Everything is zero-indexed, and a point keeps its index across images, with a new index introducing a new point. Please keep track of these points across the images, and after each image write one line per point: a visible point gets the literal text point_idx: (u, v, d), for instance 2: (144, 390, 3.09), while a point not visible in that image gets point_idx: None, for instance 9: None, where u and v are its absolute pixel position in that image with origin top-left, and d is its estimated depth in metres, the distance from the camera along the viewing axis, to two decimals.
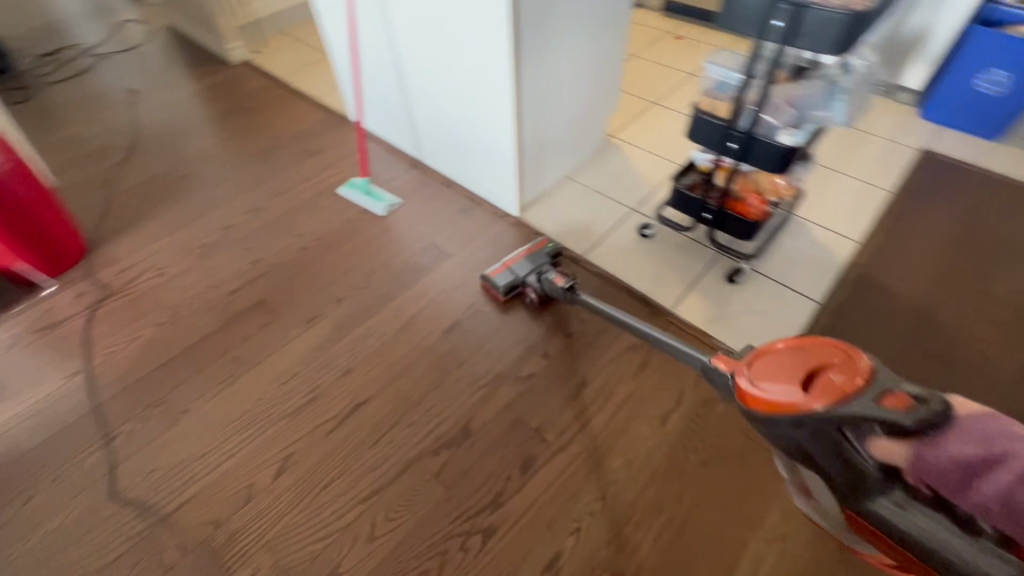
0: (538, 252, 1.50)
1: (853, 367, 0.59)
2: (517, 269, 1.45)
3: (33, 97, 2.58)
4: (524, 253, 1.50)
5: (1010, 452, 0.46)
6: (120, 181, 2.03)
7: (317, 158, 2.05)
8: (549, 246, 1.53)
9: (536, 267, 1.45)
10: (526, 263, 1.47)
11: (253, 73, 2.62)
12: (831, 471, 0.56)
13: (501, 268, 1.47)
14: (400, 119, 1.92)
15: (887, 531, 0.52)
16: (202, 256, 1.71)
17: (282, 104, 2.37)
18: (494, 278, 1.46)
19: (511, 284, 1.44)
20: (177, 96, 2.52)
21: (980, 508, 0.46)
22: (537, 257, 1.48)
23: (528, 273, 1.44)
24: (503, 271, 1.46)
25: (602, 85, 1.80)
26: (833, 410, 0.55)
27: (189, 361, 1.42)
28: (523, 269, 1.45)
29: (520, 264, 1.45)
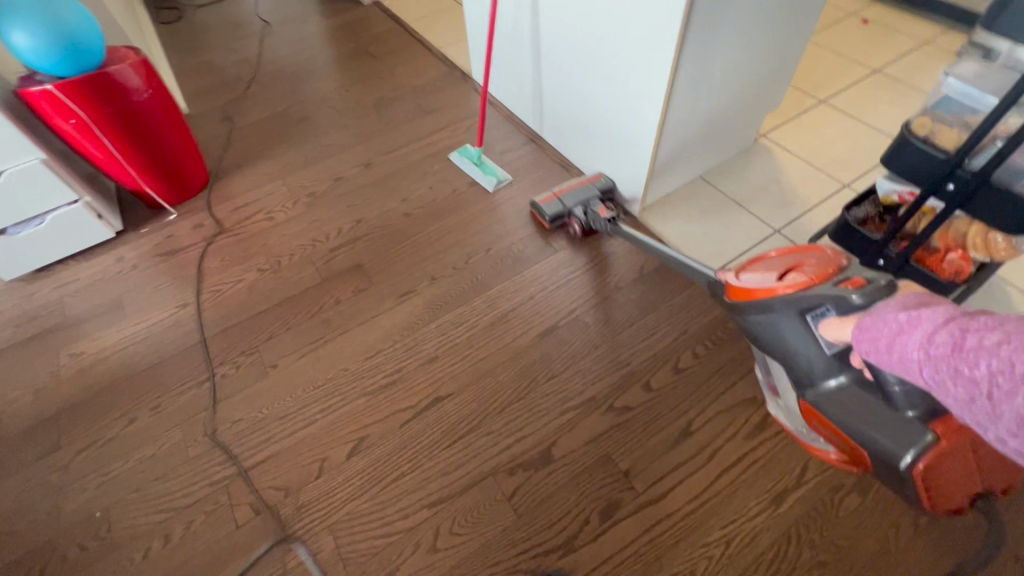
0: (590, 184, 1.53)
1: (823, 264, 0.84)
2: (566, 200, 1.48)
3: (182, 18, 2.69)
4: (577, 185, 1.52)
5: (925, 311, 0.58)
6: (245, 115, 2.07)
7: (433, 117, 1.96)
8: (602, 182, 1.55)
9: (585, 201, 1.47)
10: (577, 195, 1.49)
11: (381, 16, 2.55)
12: (801, 348, 0.80)
13: (551, 196, 1.50)
14: (526, 83, 1.75)
15: (827, 398, 0.75)
16: (309, 205, 1.70)
17: (405, 53, 2.28)
18: (543, 206, 1.48)
19: (558, 213, 1.46)
20: (307, 31, 2.52)
21: (908, 358, 0.57)
22: (587, 190, 1.51)
23: (576, 205, 1.47)
24: (554, 201, 1.48)
25: (770, 77, 1.52)
26: (797, 293, 0.80)
27: (284, 314, 1.42)
28: (573, 201, 1.48)
29: (569, 195, 1.48)
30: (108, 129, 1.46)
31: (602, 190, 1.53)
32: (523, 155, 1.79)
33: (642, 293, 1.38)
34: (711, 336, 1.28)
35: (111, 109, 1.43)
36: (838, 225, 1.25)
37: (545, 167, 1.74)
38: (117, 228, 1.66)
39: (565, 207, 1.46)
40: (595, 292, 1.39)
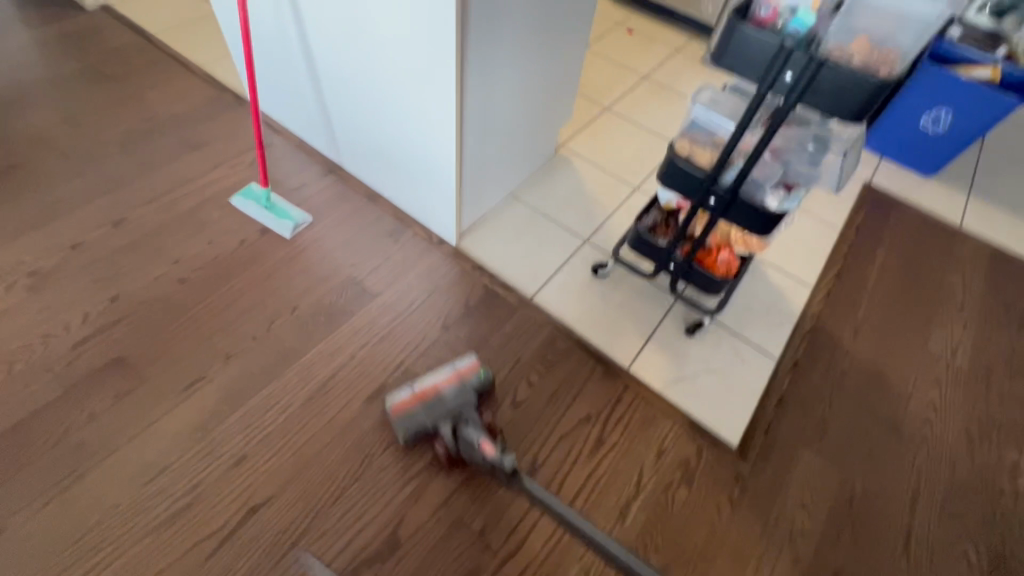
0: (465, 380, 1.14)
1: None
2: (428, 412, 1.10)
3: None
4: (448, 383, 1.13)
5: None
6: None
7: (203, 152, 1.63)
8: (479, 376, 1.15)
9: (454, 414, 1.10)
10: (446, 403, 1.11)
11: (113, 24, 2.05)
12: None
13: (408, 402, 1.11)
14: (308, 106, 1.54)
15: None
16: (32, 288, 1.29)
17: (153, 73, 1.87)
18: (396, 416, 1.09)
19: (417, 432, 1.09)
20: (0, 45, 1.91)
21: None
22: (461, 390, 1.13)
23: (441, 421, 1.09)
24: (412, 410, 1.10)
25: (557, 92, 1.56)
26: None
27: (9, 450, 1.05)
28: (436, 416, 1.09)
29: (434, 405, 1.10)
30: None
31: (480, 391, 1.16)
32: (322, 188, 1.60)
33: (470, 329, 1.32)
34: (543, 361, 1.28)
35: None
36: (634, 234, 1.34)
37: (349, 200, 1.57)
38: None
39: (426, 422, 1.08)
40: (422, 338, 1.29)
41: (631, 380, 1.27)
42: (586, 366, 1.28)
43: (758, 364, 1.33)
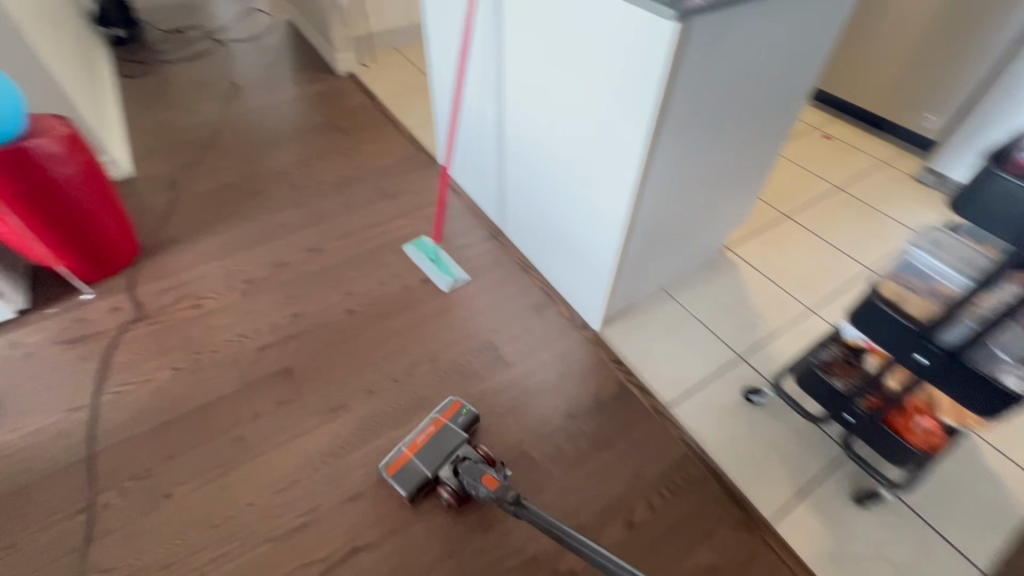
0: (447, 421, 1.16)
1: None
2: (421, 463, 1.10)
3: (147, 72, 2.63)
4: (431, 429, 1.15)
5: None
6: (194, 184, 1.95)
7: (392, 202, 1.87)
8: (463, 415, 1.18)
9: (443, 458, 1.10)
10: (435, 448, 1.12)
11: (354, 88, 2.52)
12: None
13: (401, 459, 1.12)
14: (488, 173, 1.67)
15: None
16: (244, 293, 1.56)
17: (373, 130, 2.23)
18: (392, 476, 1.11)
19: (415, 487, 1.09)
20: (276, 98, 2.46)
21: None
22: (447, 431, 1.15)
23: (434, 469, 1.09)
24: (407, 466, 1.11)
25: (734, 197, 1.48)
26: None
27: (192, 428, 1.25)
28: (431, 462, 1.10)
29: (424, 454, 1.12)
30: (17, 207, 1.32)
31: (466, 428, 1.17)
32: (483, 250, 1.71)
33: (596, 424, 1.26)
34: (669, 483, 1.16)
35: (20, 186, 1.30)
36: (803, 368, 1.17)
37: (505, 266, 1.64)
38: (19, 305, 1.47)
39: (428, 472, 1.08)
40: (545, 420, 1.26)
41: (772, 539, 1.08)
42: (718, 505, 1.13)
43: (952, 570, 1.04)
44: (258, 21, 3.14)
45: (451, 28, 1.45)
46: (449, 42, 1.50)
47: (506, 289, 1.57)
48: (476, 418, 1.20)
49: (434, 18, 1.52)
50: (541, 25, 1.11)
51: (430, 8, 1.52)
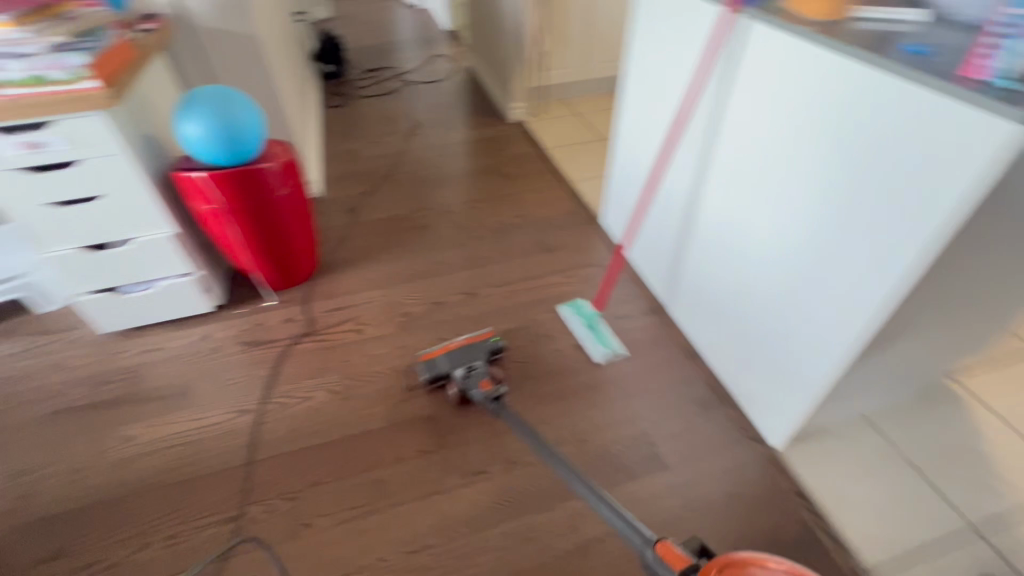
0: (481, 340, 1.41)
1: None
2: (444, 360, 1.36)
3: (345, 104, 2.96)
4: (468, 340, 1.41)
5: None
6: (370, 211, 2.10)
7: (551, 255, 1.82)
8: (492, 341, 1.41)
9: (464, 362, 1.35)
10: (461, 356, 1.37)
11: (522, 136, 2.59)
12: None
13: (434, 352, 1.39)
14: (664, 244, 1.53)
15: None
16: (402, 325, 1.59)
17: (537, 180, 2.25)
18: (421, 362, 1.38)
19: (432, 375, 1.35)
20: (449, 137, 2.61)
21: None
22: (477, 347, 1.40)
23: (453, 367, 1.34)
24: (434, 359, 1.38)
25: (981, 331, 1.19)
26: None
27: (338, 458, 1.26)
28: (451, 362, 1.35)
29: (450, 356, 1.37)
30: (239, 219, 1.49)
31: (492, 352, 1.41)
32: (643, 324, 1.57)
33: None
34: None
35: (246, 201, 1.46)
36: None
37: (667, 347, 1.49)
38: (216, 302, 1.65)
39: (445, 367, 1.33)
40: None
41: None
42: None
43: None
44: (442, 66, 3.42)
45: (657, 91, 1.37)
46: (649, 104, 1.42)
47: (667, 376, 1.42)
48: (503, 350, 1.42)
49: (637, 81, 1.45)
50: (798, 111, 0.99)
51: (633, 69, 1.46)
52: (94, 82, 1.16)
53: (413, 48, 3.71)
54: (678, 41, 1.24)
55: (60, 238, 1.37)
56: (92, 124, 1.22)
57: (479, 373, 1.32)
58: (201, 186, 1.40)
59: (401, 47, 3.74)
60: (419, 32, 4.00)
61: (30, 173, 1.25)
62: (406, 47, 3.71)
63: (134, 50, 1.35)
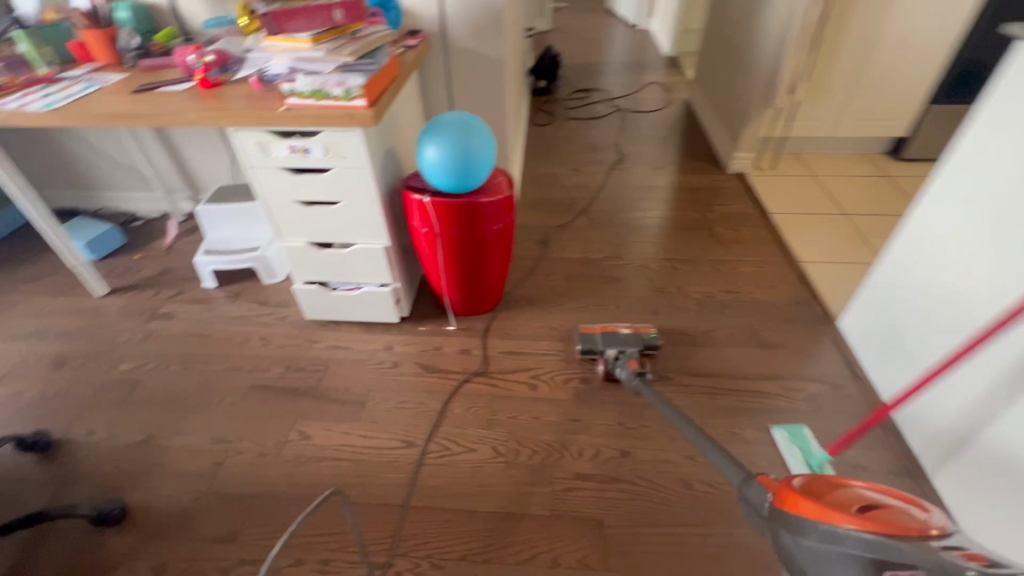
0: (640, 332, 1.49)
1: None
2: (601, 339, 1.47)
3: (550, 123, 2.93)
4: (629, 329, 1.51)
5: None
6: (561, 247, 2.00)
7: (764, 353, 1.53)
8: (652, 336, 1.47)
9: (619, 346, 1.44)
10: (618, 339, 1.47)
11: (740, 192, 2.28)
12: None
13: (594, 329, 1.52)
14: (961, 375, 1.10)
15: None
16: (578, 392, 1.45)
17: (754, 250, 1.94)
18: (579, 333, 1.52)
19: (586, 348, 1.48)
20: (654, 178, 2.40)
21: None
22: (636, 337, 1.48)
23: (607, 346, 1.45)
24: (591, 334, 1.50)
25: None
26: None
27: (493, 536, 1.15)
28: (606, 341, 1.46)
29: (607, 336, 1.47)
30: (446, 246, 1.46)
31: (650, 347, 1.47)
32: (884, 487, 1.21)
33: None
34: None
35: (458, 232, 1.43)
36: None
37: None
38: (403, 313, 1.67)
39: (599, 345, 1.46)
40: None
41: None
42: None
43: None
44: (655, 95, 3.22)
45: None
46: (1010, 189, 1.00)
47: None
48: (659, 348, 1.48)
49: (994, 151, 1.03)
50: None
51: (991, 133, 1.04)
52: (361, 101, 1.18)
53: (626, 71, 3.57)
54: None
55: (295, 231, 1.47)
56: (349, 139, 1.26)
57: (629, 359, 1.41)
58: (423, 210, 1.39)
59: (613, 67, 3.63)
60: (634, 55, 3.85)
61: (289, 173, 1.35)
62: (618, 69, 3.59)
63: (398, 68, 1.38)
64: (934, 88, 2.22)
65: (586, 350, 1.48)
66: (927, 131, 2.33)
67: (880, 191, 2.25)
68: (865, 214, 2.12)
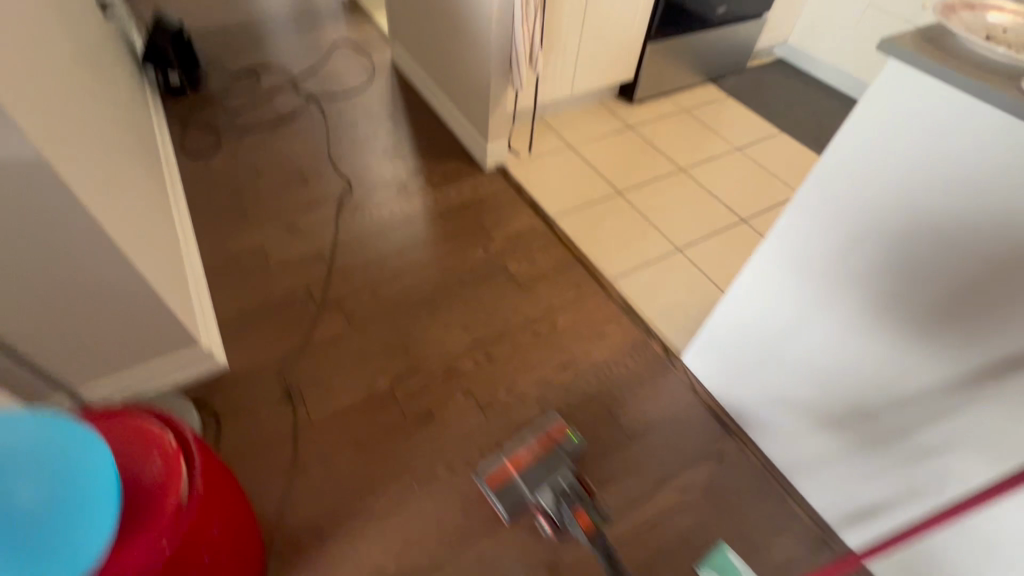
0: (553, 445, 1.08)
1: None
2: (525, 482, 1.02)
3: (219, 146, 1.93)
4: (536, 448, 1.06)
5: None
6: (328, 389, 1.30)
7: (639, 452, 1.25)
8: (570, 439, 1.09)
9: (546, 482, 1.01)
10: (539, 471, 1.03)
11: (512, 197, 1.85)
12: None
13: (502, 472, 1.04)
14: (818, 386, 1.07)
15: None
16: None
17: (563, 284, 1.59)
18: (488, 488, 1.03)
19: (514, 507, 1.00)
20: (405, 207, 1.78)
21: None
22: (552, 454, 1.06)
23: (536, 491, 1.00)
24: (503, 483, 1.02)
25: None
26: None
27: None
28: (532, 484, 1.01)
29: (528, 475, 1.02)
30: None
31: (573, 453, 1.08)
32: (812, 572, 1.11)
33: None
34: None
35: None
36: None
37: None
38: None
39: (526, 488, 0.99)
40: None
41: None
42: None
43: None
44: (350, 63, 2.43)
45: (908, 232, 0.82)
46: (872, 245, 0.87)
47: None
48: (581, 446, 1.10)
49: (840, 202, 0.88)
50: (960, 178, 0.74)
51: (832, 174, 0.88)
52: None
53: (299, 33, 2.65)
54: (1007, 178, 0.69)
55: None
56: None
57: (571, 493, 0.98)
58: None
59: (279, 31, 2.66)
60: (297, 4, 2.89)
61: None
62: (287, 32, 2.64)
63: None
64: (650, 26, 2.10)
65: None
66: (650, 73, 2.25)
67: (636, 149, 2.11)
68: (638, 185, 1.95)
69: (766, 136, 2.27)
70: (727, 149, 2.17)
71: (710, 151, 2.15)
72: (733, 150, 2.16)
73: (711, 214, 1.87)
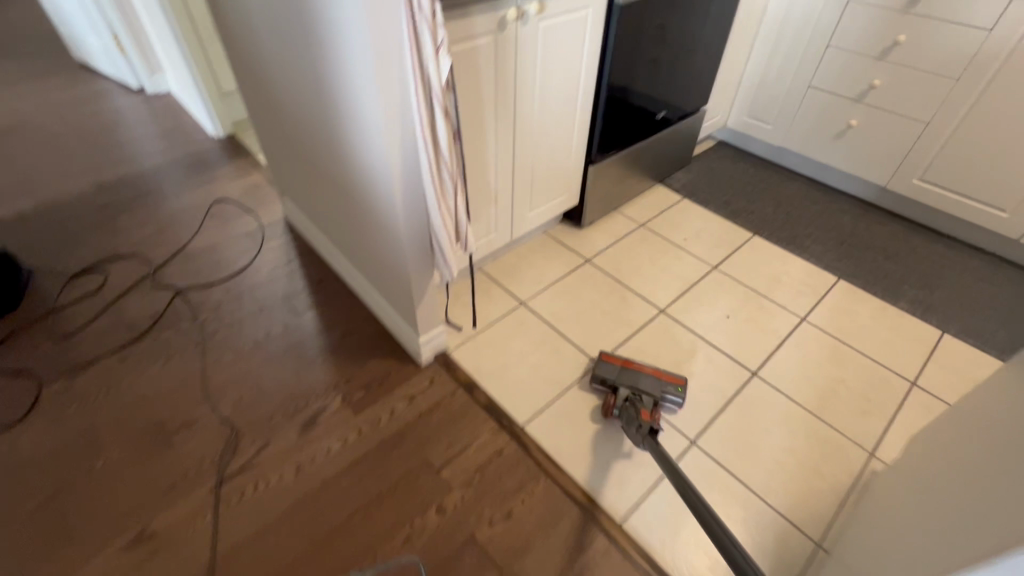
0: (661, 381, 1.37)
1: None
2: (622, 375, 1.37)
3: (37, 401, 1.37)
4: (649, 371, 1.38)
5: None
6: None
7: None
8: (677, 391, 1.35)
9: (638, 387, 1.34)
10: (639, 381, 1.36)
11: (465, 404, 1.38)
12: None
13: (617, 361, 1.42)
14: None
15: None
16: None
17: (560, 551, 1.12)
18: (600, 361, 1.42)
19: (605, 379, 1.38)
20: (319, 456, 1.26)
21: None
22: (655, 384, 1.36)
23: (625, 386, 1.35)
24: (611, 365, 1.40)
25: None
26: None
27: None
28: (622, 380, 1.36)
29: (630, 374, 1.37)
30: None
31: (670, 403, 1.36)
32: None
33: None
34: None
35: None
36: None
37: None
38: None
39: (616, 379, 1.36)
40: None
41: None
42: None
43: None
44: (234, 230, 1.95)
45: None
46: None
47: None
48: (679, 403, 1.35)
49: None
50: None
51: None
52: None
53: (164, 195, 2.15)
54: None
55: None
56: None
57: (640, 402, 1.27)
58: None
59: (138, 196, 2.14)
60: (168, 155, 2.42)
61: None
62: (149, 196, 2.14)
63: None
64: (587, 147, 1.80)
65: (600, 379, 1.38)
66: (594, 193, 1.93)
67: (601, 292, 1.73)
68: (617, 345, 1.55)
69: (741, 242, 1.96)
70: (705, 270, 1.83)
71: (686, 276, 1.81)
72: (709, 268, 1.84)
73: (716, 374, 1.48)
